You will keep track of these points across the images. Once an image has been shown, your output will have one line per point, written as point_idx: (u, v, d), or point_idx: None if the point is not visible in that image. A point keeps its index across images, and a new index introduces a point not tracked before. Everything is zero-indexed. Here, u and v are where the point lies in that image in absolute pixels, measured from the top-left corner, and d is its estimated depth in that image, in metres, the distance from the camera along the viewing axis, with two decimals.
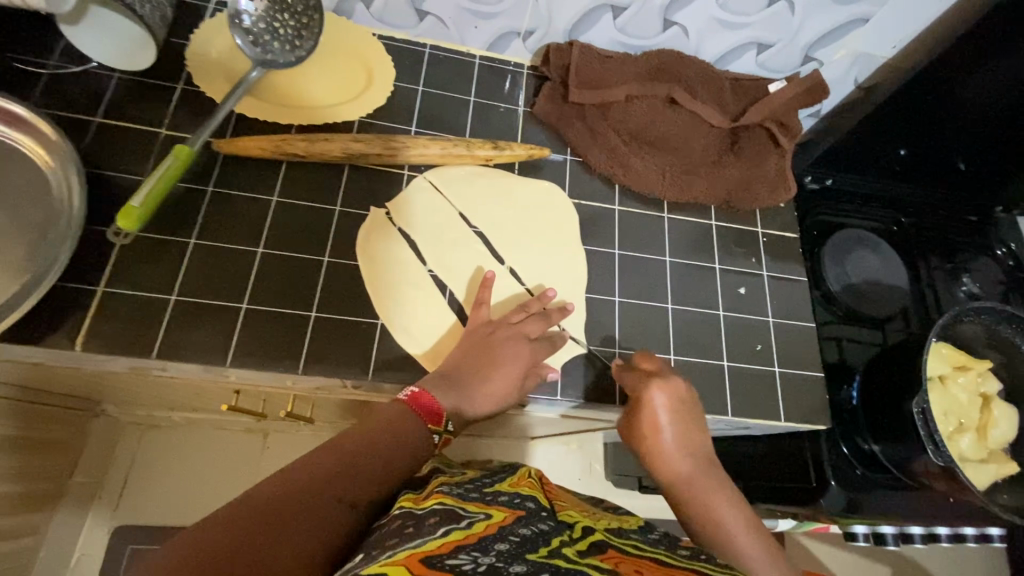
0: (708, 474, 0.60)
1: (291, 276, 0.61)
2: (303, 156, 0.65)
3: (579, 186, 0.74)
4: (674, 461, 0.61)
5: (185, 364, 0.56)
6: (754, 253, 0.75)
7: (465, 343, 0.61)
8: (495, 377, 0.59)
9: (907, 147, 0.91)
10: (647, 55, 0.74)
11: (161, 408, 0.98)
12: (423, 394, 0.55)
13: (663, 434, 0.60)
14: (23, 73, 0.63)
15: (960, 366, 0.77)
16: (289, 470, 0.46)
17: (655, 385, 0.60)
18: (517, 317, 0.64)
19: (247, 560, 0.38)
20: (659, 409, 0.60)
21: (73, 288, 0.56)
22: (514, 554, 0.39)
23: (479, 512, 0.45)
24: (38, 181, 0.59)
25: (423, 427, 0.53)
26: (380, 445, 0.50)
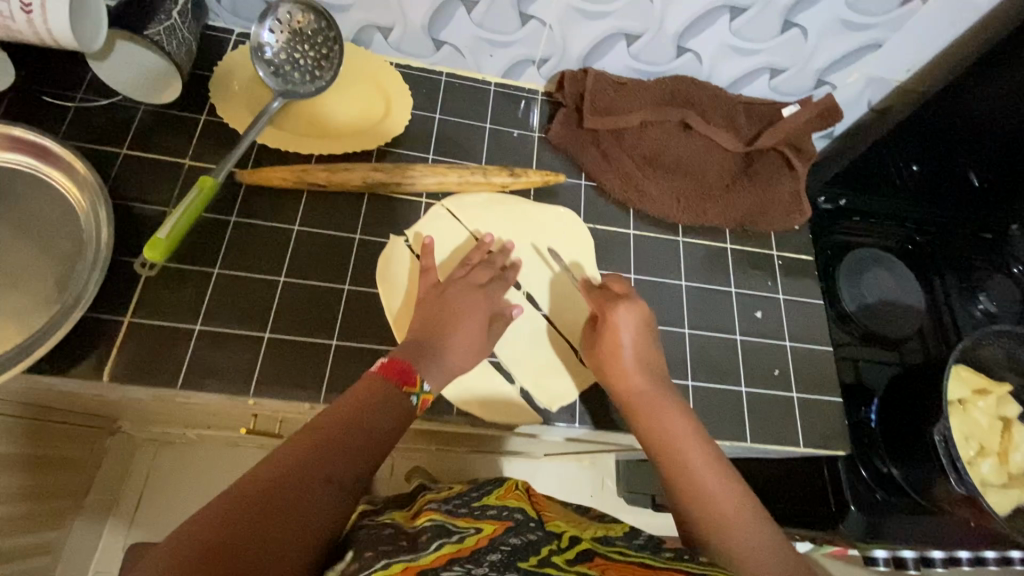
0: (664, 390, 0.60)
1: (312, 304, 0.62)
2: (324, 186, 0.66)
3: (595, 211, 0.75)
4: (630, 376, 0.60)
5: (208, 393, 0.57)
6: (769, 277, 0.75)
7: (429, 303, 0.61)
8: (458, 331, 0.59)
9: (918, 163, 0.91)
10: (661, 81, 0.75)
11: (176, 426, 0.99)
12: (397, 362, 0.54)
13: (624, 349, 0.61)
14: (51, 106, 0.65)
15: (980, 390, 0.76)
16: (272, 461, 0.43)
17: (621, 304, 0.62)
18: (465, 269, 0.65)
19: (248, 552, 0.37)
20: (619, 324, 0.62)
21: (100, 318, 0.57)
22: (505, 563, 0.42)
23: (469, 527, 0.48)
24: (66, 213, 0.60)
25: (400, 391, 0.52)
26: (368, 423, 0.49)
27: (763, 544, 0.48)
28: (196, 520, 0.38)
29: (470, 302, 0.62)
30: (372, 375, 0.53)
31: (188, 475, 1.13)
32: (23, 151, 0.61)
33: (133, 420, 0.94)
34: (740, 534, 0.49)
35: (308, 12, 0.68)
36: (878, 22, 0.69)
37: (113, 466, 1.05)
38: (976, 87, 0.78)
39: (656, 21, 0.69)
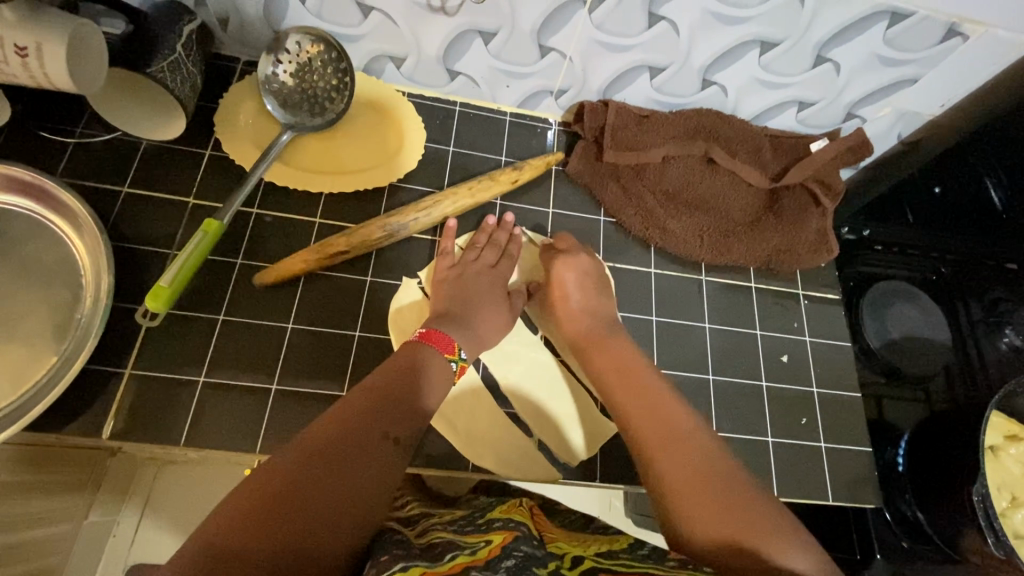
0: (609, 330, 0.63)
1: (321, 352, 0.59)
2: (347, 251, 0.61)
3: (615, 249, 0.72)
4: (575, 321, 0.63)
5: (214, 449, 0.54)
6: (796, 318, 0.72)
7: (450, 287, 0.62)
8: (482, 308, 0.61)
9: (941, 184, 0.85)
10: (684, 114, 0.72)
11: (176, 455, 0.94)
12: (434, 332, 0.56)
13: (569, 297, 0.64)
14: (49, 142, 0.62)
15: (1011, 436, 0.74)
16: (333, 414, 0.46)
17: (562, 260, 0.65)
18: (474, 251, 0.65)
19: (317, 500, 0.39)
20: (569, 280, 0.65)
21: (100, 370, 0.55)
22: (522, 568, 0.40)
23: (478, 540, 0.46)
24: (66, 258, 0.57)
25: (442, 359, 0.55)
26: (416, 385, 0.51)
27: (701, 452, 0.49)
28: (262, 477, 0.39)
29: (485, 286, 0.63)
30: (410, 343, 0.55)
31: None
32: (20, 192, 0.58)
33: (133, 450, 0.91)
34: (684, 448, 0.50)
35: (318, 42, 0.64)
36: (915, 58, 0.66)
37: None
38: None
39: (682, 55, 0.67)
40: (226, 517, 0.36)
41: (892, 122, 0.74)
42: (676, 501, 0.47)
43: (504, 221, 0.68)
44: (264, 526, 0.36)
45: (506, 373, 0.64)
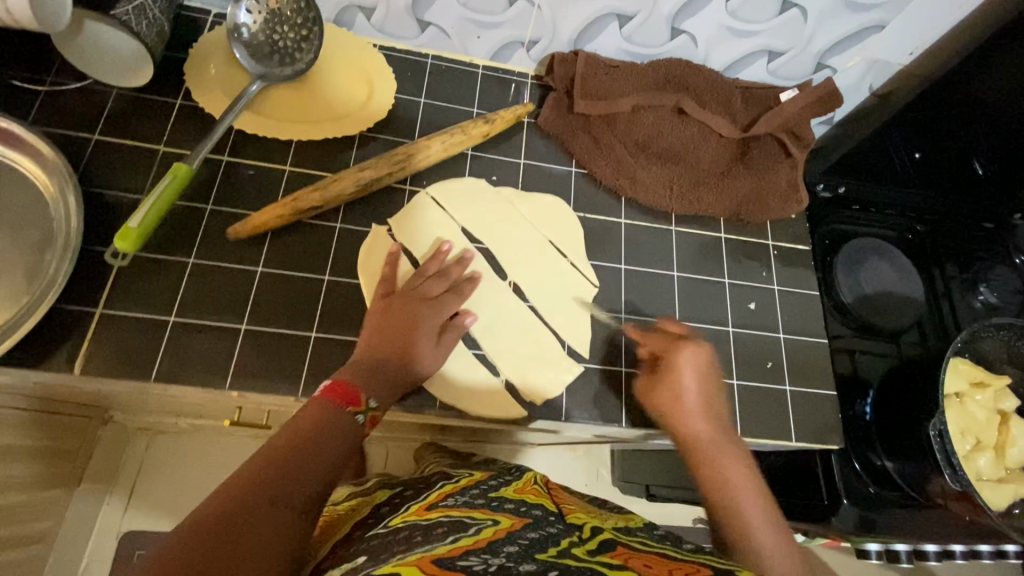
0: (730, 437, 0.58)
1: (292, 295, 0.60)
2: (319, 207, 0.62)
3: (585, 199, 0.72)
4: (693, 418, 0.58)
5: (185, 386, 0.55)
6: (765, 266, 0.73)
7: (375, 324, 0.59)
8: (393, 346, 0.57)
9: (920, 150, 0.90)
10: (655, 65, 0.72)
11: (167, 415, 1.10)
12: (341, 382, 0.53)
13: (687, 393, 0.59)
14: (20, 90, 0.62)
15: (977, 383, 0.74)
16: (219, 492, 0.42)
17: (684, 347, 0.61)
18: (417, 281, 0.62)
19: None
20: (687, 371, 0.60)
21: (72, 310, 0.56)
22: (523, 554, 0.40)
23: (486, 519, 0.48)
24: (35, 202, 0.58)
25: (343, 412, 0.51)
26: (319, 442, 0.48)
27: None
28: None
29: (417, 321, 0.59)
30: (312, 401, 0.51)
31: None
32: None
33: (123, 415, 1.08)
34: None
35: None
36: (881, 3, 0.66)
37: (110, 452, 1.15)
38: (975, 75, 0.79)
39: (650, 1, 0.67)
40: None
41: (863, 74, 0.75)
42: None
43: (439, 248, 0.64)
44: None
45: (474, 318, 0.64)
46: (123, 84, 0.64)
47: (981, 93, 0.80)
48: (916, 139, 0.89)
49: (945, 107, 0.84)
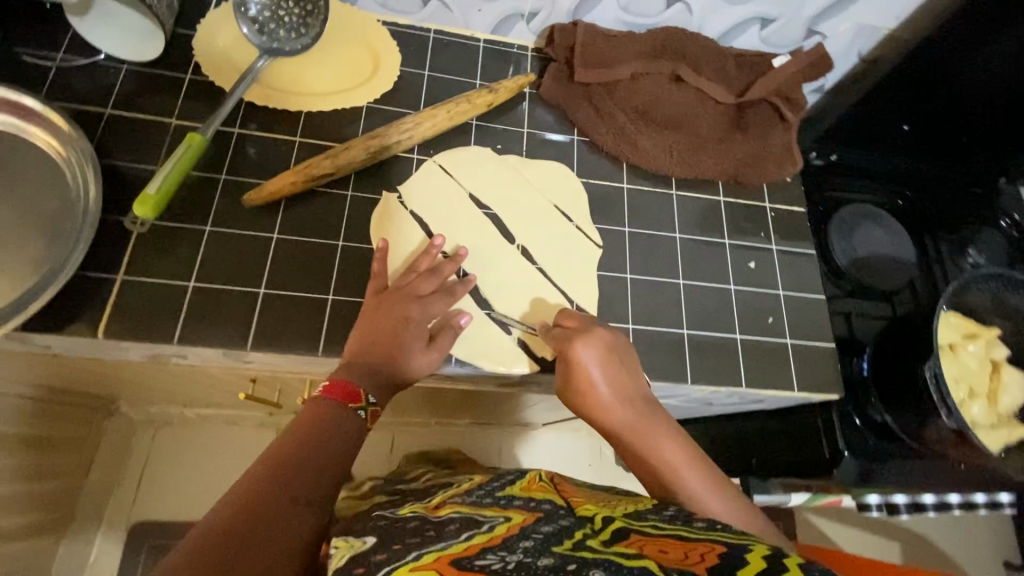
0: (647, 411, 0.58)
1: (307, 260, 0.62)
2: (331, 174, 0.64)
3: (588, 166, 0.74)
4: (610, 408, 0.58)
5: (208, 348, 0.57)
6: (763, 228, 0.75)
7: (368, 322, 0.58)
8: (381, 346, 0.56)
9: (909, 122, 0.93)
10: (652, 33, 0.75)
11: (170, 406, 1.16)
12: (336, 381, 0.53)
13: (596, 386, 0.58)
14: (31, 66, 0.63)
15: (969, 335, 0.77)
16: (235, 494, 0.43)
17: (578, 343, 0.58)
18: (411, 278, 0.61)
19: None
20: (590, 366, 0.58)
21: (93, 277, 0.57)
22: (540, 548, 0.40)
23: (497, 516, 0.49)
24: (51, 173, 0.59)
25: (342, 410, 0.51)
26: (327, 437, 0.49)
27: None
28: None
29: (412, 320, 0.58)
30: (312, 401, 0.52)
31: (184, 453, 1.29)
32: (5, 112, 0.60)
33: (128, 408, 1.17)
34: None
35: None
36: None
37: (116, 444, 1.21)
38: (958, 44, 0.81)
39: None
40: None
41: (851, 39, 0.78)
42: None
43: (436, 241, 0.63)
44: None
45: (484, 279, 0.66)
46: (127, 56, 0.65)
47: (964, 67, 0.83)
48: (906, 112, 0.92)
49: (931, 78, 0.86)
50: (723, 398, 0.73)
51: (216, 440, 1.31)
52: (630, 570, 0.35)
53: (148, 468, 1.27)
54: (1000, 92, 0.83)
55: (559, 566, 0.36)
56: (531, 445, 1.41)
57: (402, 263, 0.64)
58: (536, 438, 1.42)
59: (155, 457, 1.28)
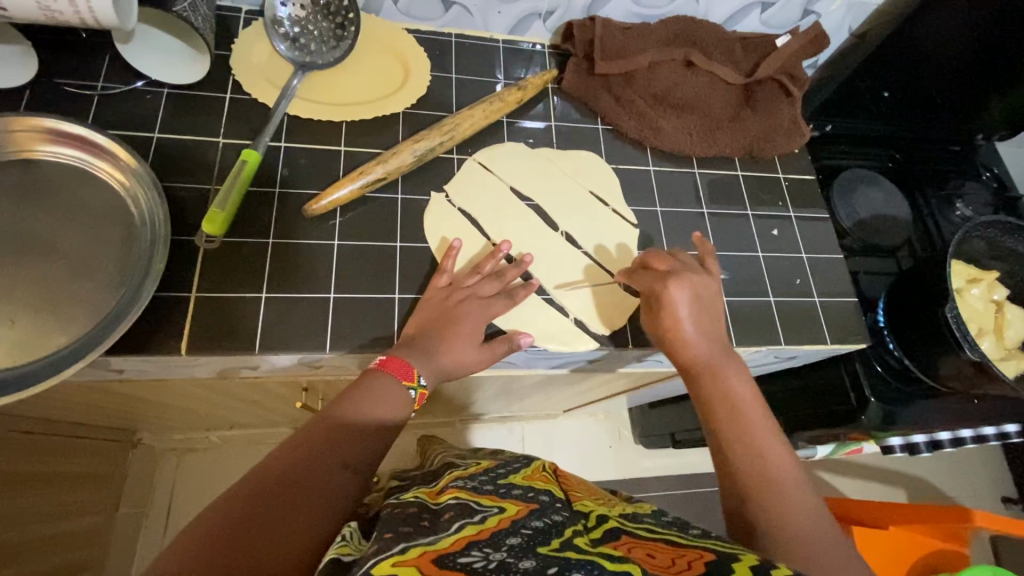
0: (728, 354, 0.62)
1: (370, 262, 0.65)
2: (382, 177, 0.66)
3: (614, 152, 0.79)
4: (693, 343, 0.61)
5: (288, 353, 0.60)
6: (780, 198, 0.81)
7: (433, 313, 0.61)
8: (454, 343, 0.60)
9: (890, 90, 0.98)
10: (664, 23, 0.80)
11: (196, 429, 1.15)
12: (392, 359, 0.58)
13: (687, 326, 0.61)
14: (75, 96, 0.65)
15: (972, 280, 0.84)
16: (292, 443, 0.50)
17: (675, 281, 0.63)
18: (476, 278, 0.64)
19: (272, 525, 0.43)
20: (681, 304, 0.62)
21: (170, 296, 0.59)
22: (525, 548, 0.43)
23: (492, 507, 0.52)
24: (112, 200, 0.60)
25: (399, 387, 0.56)
26: (375, 410, 0.54)
27: (800, 514, 0.51)
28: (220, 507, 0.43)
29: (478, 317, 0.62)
30: (370, 372, 0.57)
31: (208, 475, 1.27)
32: (64, 145, 0.61)
33: (152, 436, 1.15)
34: (791, 512, 0.51)
35: None
36: None
37: (141, 474, 1.19)
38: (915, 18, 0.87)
39: None
40: (184, 542, 0.40)
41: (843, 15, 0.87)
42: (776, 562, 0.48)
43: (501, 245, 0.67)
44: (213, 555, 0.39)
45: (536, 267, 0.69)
46: (155, 76, 0.66)
47: (923, 36, 0.88)
48: (882, 81, 0.97)
49: (903, 52, 0.92)
50: (759, 358, 0.78)
51: (242, 459, 1.30)
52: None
53: (174, 497, 1.25)
54: (971, 56, 0.89)
55: (542, 566, 0.39)
56: (556, 433, 1.45)
57: (463, 264, 0.67)
58: (559, 425, 1.45)
59: (182, 483, 1.26)
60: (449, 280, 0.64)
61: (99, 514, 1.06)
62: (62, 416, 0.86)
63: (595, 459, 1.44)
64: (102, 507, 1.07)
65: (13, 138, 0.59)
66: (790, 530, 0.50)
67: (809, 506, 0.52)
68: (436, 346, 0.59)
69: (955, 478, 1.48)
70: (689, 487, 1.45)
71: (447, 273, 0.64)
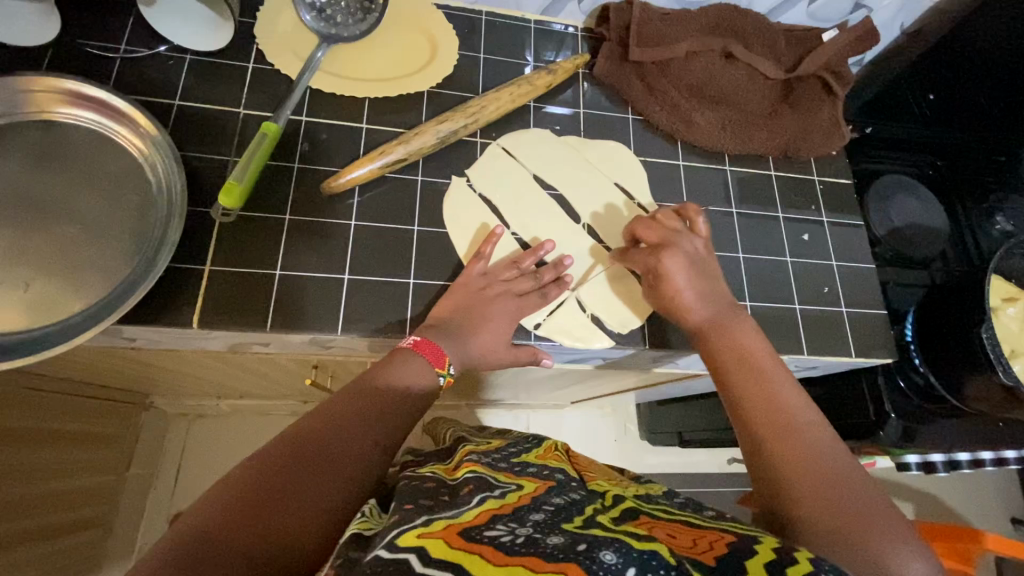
0: (728, 311, 0.61)
1: (386, 244, 0.64)
2: (404, 158, 0.65)
3: (643, 144, 0.76)
4: (692, 307, 0.61)
5: (298, 333, 0.59)
6: (813, 202, 0.77)
7: (458, 299, 0.60)
8: (482, 332, 0.60)
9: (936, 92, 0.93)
10: (704, 11, 0.76)
11: (205, 397, 1.16)
12: (425, 341, 0.57)
13: (684, 290, 0.61)
14: (97, 58, 0.64)
15: (1009, 298, 0.80)
16: (322, 412, 0.49)
17: (666, 253, 0.62)
18: (512, 272, 0.63)
19: (293, 494, 0.42)
20: (675, 275, 0.61)
21: (182, 269, 0.58)
22: (549, 524, 0.42)
23: (510, 483, 0.51)
24: (131, 166, 0.60)
25: (430, 372, 0.56)
26: (406, 391, 0.54)
27: (825, 455, 0.49)
28: (242, 470, 0.43)
29: (500, 308, 0.61)
30: (404, 351, 0.56)
31: (215, 443, 1.28)
32: (85, 107, 0.60)
33: (164, 400, 1.16)
34: (807, 449, 0.50)
35: None
36: None
37: (152, 437, 1.20)
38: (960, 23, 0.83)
39: None
40: (208, 503, 0.40)
41: (895, 13, 0.85)
42: (794, 505, 0.47)
43: (541, 245, 0.65)
44: (235, 519, 0.39)
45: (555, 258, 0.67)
46: (179, 42, 0.65)
47: (975, 39, 0.84)
48: (930, 81, 0.93)
49: (954, 55, 0.88)
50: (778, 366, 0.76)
51: (249, 430, 1.30)
52: (641, 553, 0.37)
53: (182, 462, 1.27)
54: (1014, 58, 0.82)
55: (570, 542, 0.38)
56: (561, 422, 1.44)
57: (501, 256, 0.66)
58: (565, 416, 1.45)
59: (190, 449, 1.27)
60: (484, 267, 0.63)
61: (109, 474, 1.08)
62: (81, 377, 0.87)
63: (599, 452, 1.43)
64: (113, 467, 1.09)
65: (33, 99, 0.58)
66: (810, 469, 0.48)
67: (831, 446, 0.50)
68: (447, 336, 0.58)
69: (961, 498, 1.45)
70: (693, 486, 1.44)
71: (483, 259, 0.63)
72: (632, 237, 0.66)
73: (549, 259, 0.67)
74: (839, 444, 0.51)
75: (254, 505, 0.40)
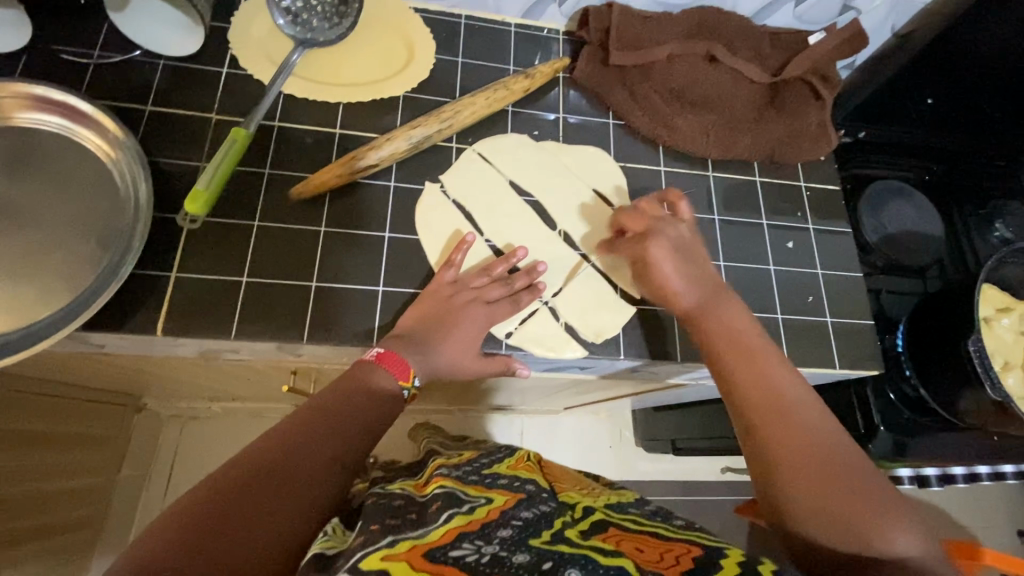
0: (718, 293, 0.60)
1: (357, 251, 0.63)
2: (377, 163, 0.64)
3: (624, 150, 0.74)
4: (681, 292, 0.60)
5: (265, 340, 0.59)
6: (799, 208, 0.76)
7: (427, 307, 0.60)
8: (449, 342, 0.59)
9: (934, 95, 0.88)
10: (686, 14, 0.75)
11: (196, 399, 1.16)
12: (387, 352, 0.56)
13: (670, 278, 0.60)
14: (70, 63, 0.64)
15: (1004, 308, 0.78)
16: (280, 426, 0.48)
17: (652, 241, 0.62)
18: (484, 280, 0.62)
19: (247, 505, 0.41)
20: (661, 262, 0.61)
21: (148, 275, 0.58)
22: (517, 541, 0.41)
23: (480, 497, 0.50)
24: (99, 172, 0.59)
25: (394, 384, 0.55)
26: (369, 403, 0.53)
27: (821, 437, 0.49)
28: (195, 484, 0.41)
29: (470, 317, 0.60)
30: (368, 363, 0.56)
31: (208, 445, 1.28)
32: (51, 112, 0.60)
33: (156, 402, 1.16)
34: (801, 431, 0.49)
35: None
36: None
37: (144, 439, 1.21)
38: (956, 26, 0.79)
39: None
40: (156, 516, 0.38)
41: (886, 14, 0.83)
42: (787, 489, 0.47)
43: (513, 253, 0.64)
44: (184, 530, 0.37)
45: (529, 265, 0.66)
46: (152, 47, 0.65)
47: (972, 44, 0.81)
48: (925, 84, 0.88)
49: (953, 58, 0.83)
50: None
51: (242, 432, 1.30)
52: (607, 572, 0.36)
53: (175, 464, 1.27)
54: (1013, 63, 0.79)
55: (535, 562, 0.38)
56: (554, 428, 1.42)
57: (473, 265, 0.65)
58: (558, 421, 1.43)
59: (182, 451, 1.27)
60: (454, 275, 0.62)
61: (100, 476, 1.09)
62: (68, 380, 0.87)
63: (593, 458, 1.41)
64: (104, 469, 1.09)
65: None
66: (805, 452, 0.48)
67: (828, 427, 0.50)
68: (414, 346, 0.57)
69: (965, 509, 1.41)
70: (687, 494, 1.42)
71: (453, 268, 0.62)
72: (618, 229, 0.67)
73: (522, 266, 0.66)
74: (837, 426, 0.50)
75: (205, 514, 0.39)
